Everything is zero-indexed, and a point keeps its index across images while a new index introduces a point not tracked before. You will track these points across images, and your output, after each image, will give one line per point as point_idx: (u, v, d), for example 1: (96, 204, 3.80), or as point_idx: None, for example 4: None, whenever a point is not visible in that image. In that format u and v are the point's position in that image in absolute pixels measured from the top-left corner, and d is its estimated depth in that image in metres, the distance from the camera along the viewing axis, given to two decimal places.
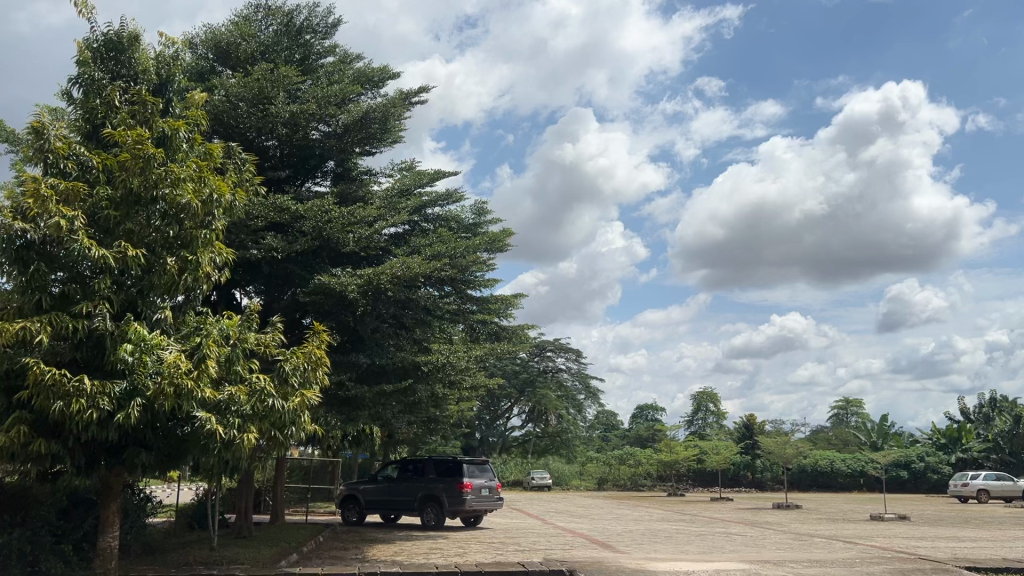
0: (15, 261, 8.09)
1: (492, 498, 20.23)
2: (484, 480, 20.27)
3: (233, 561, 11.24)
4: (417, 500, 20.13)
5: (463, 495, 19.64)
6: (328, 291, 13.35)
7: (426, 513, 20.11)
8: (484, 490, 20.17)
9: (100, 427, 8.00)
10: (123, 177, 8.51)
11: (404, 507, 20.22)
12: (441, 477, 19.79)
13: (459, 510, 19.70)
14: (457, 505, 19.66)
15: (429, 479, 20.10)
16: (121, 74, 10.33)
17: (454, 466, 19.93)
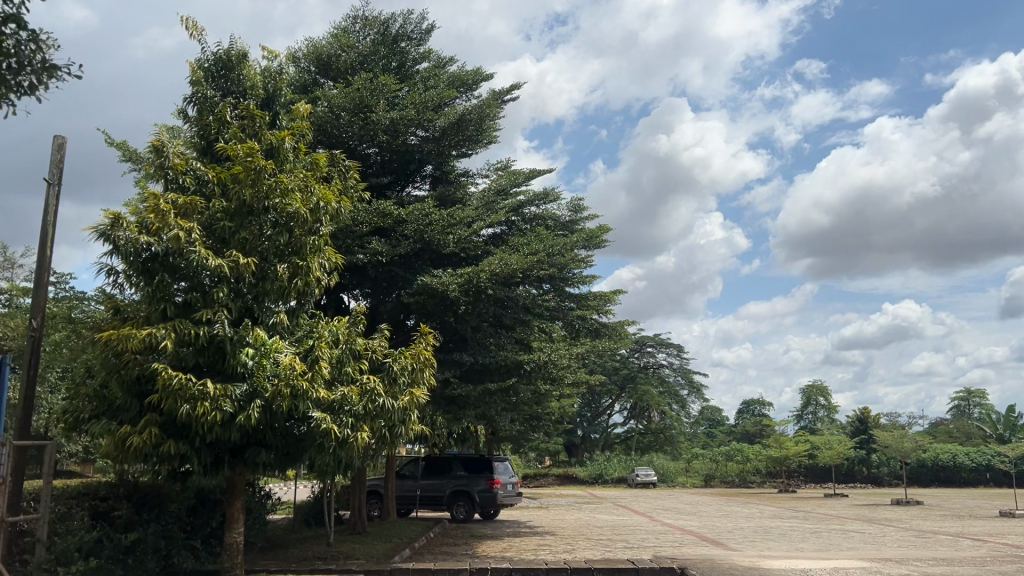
0: (142, 273, 8.63)
1: (515, 493, 20.84)
2: (509, 476, 20.84)
3: (349, 556, 11.63)
4: (446, 496, 20.52)
5: (494, 491, 20.15)
6: (431, 291, 13.48)
7: (455, 507, 20.56)
8: (509, 485, 20.75)
9: (224, 429, 8.28)
10: (236, 189, 8.96)
11: (432, 502, 20.59)
12: (474, 473, 20.24)
13: (489, 505, 20.23)
14: (487, 501, 20.19)
15: (459, 475, 20.50)
16: (231, 90, 10.79)
17: (482, 462, 20.42)
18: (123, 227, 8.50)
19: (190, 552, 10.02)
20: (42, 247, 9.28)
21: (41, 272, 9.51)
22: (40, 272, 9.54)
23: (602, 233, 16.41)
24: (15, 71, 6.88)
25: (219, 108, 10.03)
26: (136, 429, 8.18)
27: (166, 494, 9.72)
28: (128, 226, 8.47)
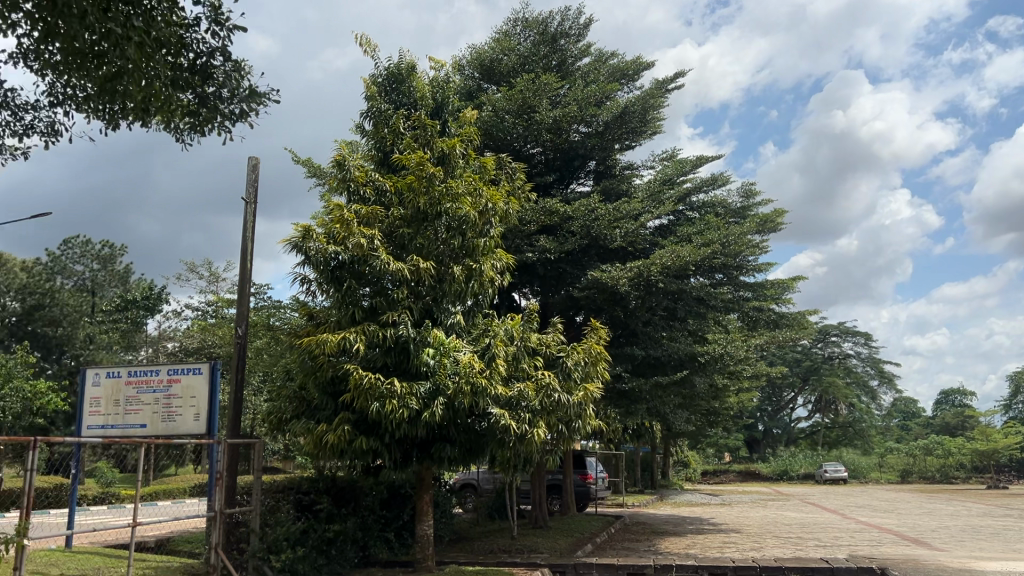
0: (332, 280, 9.21)
1: (607, 488, 20.66)
2: (599, 470, 20.68)
3: (533, 549, 11.82)
4: None
5: (587, 485, 20.01)
6: (601, 286, 13.44)
7: None
8: (601, 479, 20.60)
9: (411, 425, 8.65)
10: (412, 197, 9.35)
11: None
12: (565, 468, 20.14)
13: (583, 500, 20.08)
14: (582, 496, 20.04)
15: None
16: (402, 102, 11.30)
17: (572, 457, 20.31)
18: (312, 238, 9.09)
19: (385, 543, 10.52)
20: (244, 261, 10.09)
21: (244, 283, 10.32)
22: (242, 284, 10.35)
23: (777, 217, 15.77)
24: (224, 100, 6.60)
25: (392, 121, 10.50)
26: (332, 427, 8.71)
27: (360, 488, 10.27)
28: (316, 237, 9.03)
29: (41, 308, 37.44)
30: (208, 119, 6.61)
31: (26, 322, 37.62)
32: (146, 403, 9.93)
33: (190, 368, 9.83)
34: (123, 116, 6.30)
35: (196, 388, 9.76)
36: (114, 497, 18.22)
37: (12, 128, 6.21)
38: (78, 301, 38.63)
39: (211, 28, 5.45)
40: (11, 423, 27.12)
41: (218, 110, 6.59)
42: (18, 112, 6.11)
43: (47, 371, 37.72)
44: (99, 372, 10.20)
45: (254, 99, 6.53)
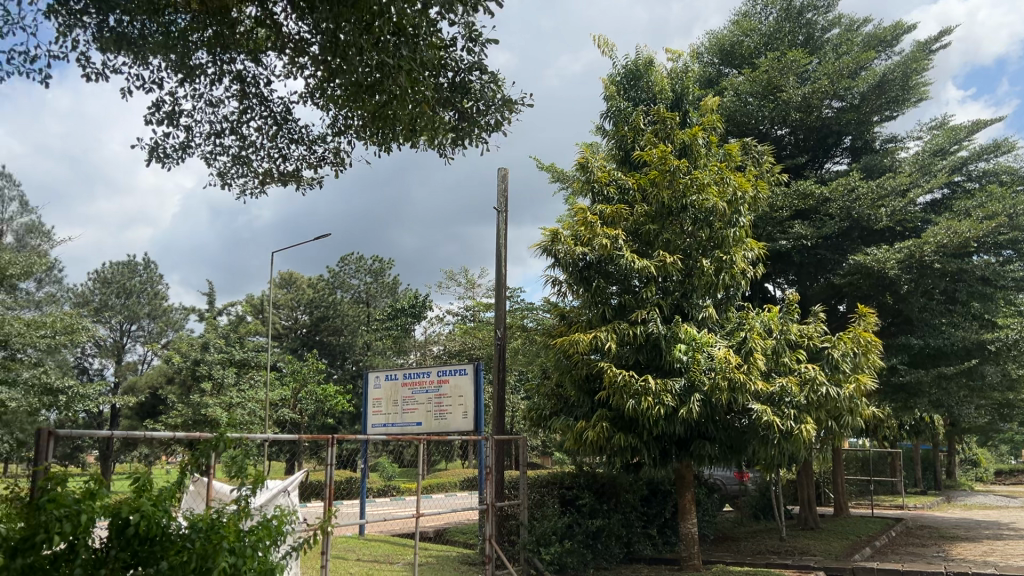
0: (582, 281, 9.39)
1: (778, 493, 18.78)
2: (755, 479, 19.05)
3: (805, 552, 11.24)
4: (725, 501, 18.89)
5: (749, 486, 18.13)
6: (866, 271, 12.54)
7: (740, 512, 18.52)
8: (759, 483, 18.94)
9: (669, 422, 8.58)
10: (656, 192, 9.25)
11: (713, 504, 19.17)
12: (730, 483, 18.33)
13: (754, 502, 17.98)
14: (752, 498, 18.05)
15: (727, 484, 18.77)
16: (642, 98, 11.30)
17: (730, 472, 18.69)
18: (560, 240, 9.32)
19: (649, 540, 10.53)
20: (499, 266, 10.57)
21: (500, 288, 10.81)
22: (498, 288, 10.84)
23: None
24: (481, 112, 6.28)
25: (632, 118, 10.48)
26: (591, 424, 8.86)
27: (620, 485, 10.37)
28: (564, 239, 9.25)
29: (325, 319, 41.81)
30: (468, 135, 6.35)
31: (313, 332, 42.19)
32: (420, 402, 10.72)
33: (456, 368, 10.42)
34: (397, 140, 6.32)
35: (463, 388, 10.33)
36: (397, 490, 19.89)
37: (308, 160, 6.96)
38: (355, 313, 42.71)
39: (466, 46, 5.76)
40: (308, 422, 30.61)
41: (477, 124, 6.30)
42: (312, 145, 6.83)
43: (333, 375, 42.12)
44: (380, 375, 11.20)
45: (513, 107, 6.21)
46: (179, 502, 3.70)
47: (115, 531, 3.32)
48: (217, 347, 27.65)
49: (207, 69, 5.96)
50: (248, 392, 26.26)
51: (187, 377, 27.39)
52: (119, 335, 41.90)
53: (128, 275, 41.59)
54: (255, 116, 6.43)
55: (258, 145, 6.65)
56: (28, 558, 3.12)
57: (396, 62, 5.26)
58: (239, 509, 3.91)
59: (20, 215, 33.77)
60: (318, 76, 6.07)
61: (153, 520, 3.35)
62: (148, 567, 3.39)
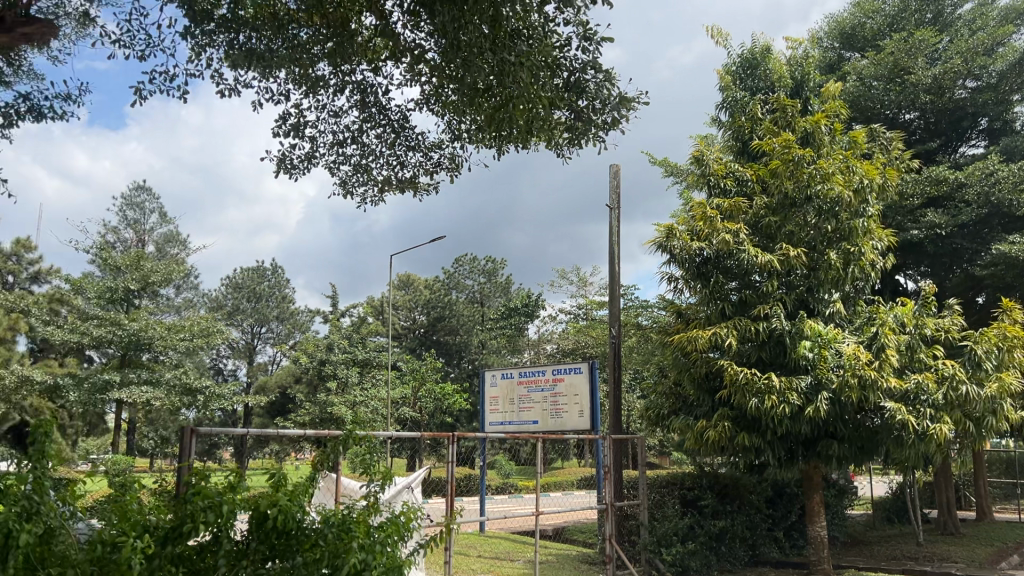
0: (699, 277, 9.21)
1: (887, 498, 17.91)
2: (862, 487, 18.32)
3: (946, 558, 10.62)
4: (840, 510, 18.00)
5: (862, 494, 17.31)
6: (1008, 260, 11.73)
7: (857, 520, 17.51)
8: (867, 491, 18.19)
9: (794, 421, 8.29)
10: (777, 183, 8.96)
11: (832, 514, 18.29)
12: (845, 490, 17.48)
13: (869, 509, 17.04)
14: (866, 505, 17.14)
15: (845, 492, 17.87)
16: (759, 87, 10.97)
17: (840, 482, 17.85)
18: (676, 236, 9.16)
19: (775, 543, 10.20)
20: (612, 264, 10.49)
21: (613, 287, 10.73)
22: (612, 286, 10.75)
23: None
24: (597, 111, 6.19)
25: (749, 109, 10.17)
26: (711, 423, 8.66)
27: (743, 486, 10.08)
28: (680, 235, 9.08)
29: (442, 319, 42.64)
30: (584, 135, 6.28)
31: (430, 332, 43.11)
32: (536, 401, 10.75)
33: (571, 367, 10.41)
34: (512, 142, 6.34)
35: (579, 386, 10.32)
36: (515, 487, 20.09)
37: (424, 166, 7.11)
38: (470, 312, 43.38)
39: (581, 45, 5.74)
40: (428, 420, 31.32)
41: (593, 123, 6.24)
42: (427, 152, 6.98)
43: (450, 374, 42.93)
44: (495, 373, 11.28)
45: (630, 105, 6.13)
46: (312, 497, 3.85)
47: (254, 524, 3.47)
48: (341, 347, 28.68)
49: (329, 81, 6.19)
50: (371, 391, 27.12)
51: (313, 376, 28.53)
52: (250, 337, 44.08)
53: (257, 279, 43.67)
54: (374, 124, 6.63)
55: (378, 153, 6.84)
56: (177, 547, 3.31)
57: (512, 63, 5.28)
58: (368, 506, 4.03)
59: (159, 226, 35.98)
60: (434, 82, 6.20)
61: (288, 515, 3.49)
62: (285, 560, 3.53)
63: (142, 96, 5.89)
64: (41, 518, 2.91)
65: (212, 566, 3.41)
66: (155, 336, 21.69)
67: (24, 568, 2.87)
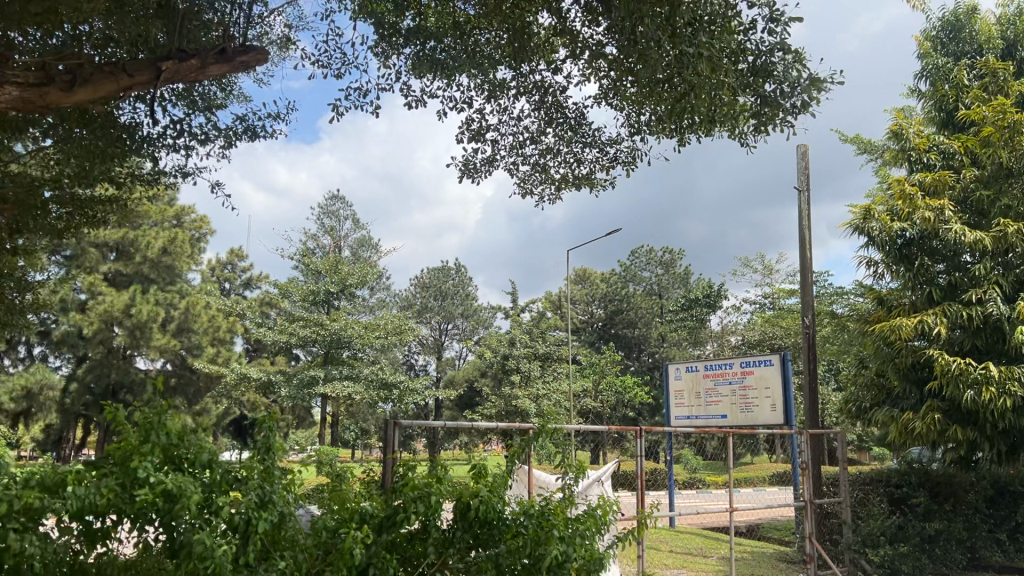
0: (901, 260, 8.63)
1: None
2: None
3: None
4: None
5: None
6: None
7: None
8: None
9: (1017, 414, 7.54)
10: (989, 154, 8.22)
11: None
12: None
13: None
14: None
15: None
16: (964, 52, 10.11)
17: None
18: (873, 217, 8.67)
19: (997, 546, 9.25)
20: (802, 250, 10.02)
21: (805, 274, 10.25)
22: (803, 274, 10.27)
23: None
24: (785, 95, 5.93)
25: (953, 75, 9.38)
26: (919, 416, 8.10)
27: (959, 484, 9.29)
28: (878, 216, 8.58)
29: (620, 312, 42.41)
30: (771, 120, 6.02)
31: (610, 325, 43.01)
32: (724, 394, 10.47)
33: (761, 359, 10.06)
34: (693, 131, 6.20)
35: (770, 379, 9.96)
36: (702, 481, 19.69)
37: (601, 162, 7.11)
38: (649, 305, 42.89)
39: (767, 27, 5.52)
40: (610, 413, 31.32)
41: (781, 107, 5.96)
42: (604, 147, 6.98)
43: (631, 367, 42.62)
44: (679, 366, 11.07)
45: (822, 86, 5.82)
46: (511, 488, 3.96)
47: (458, 513, 3.62)
48: (523, 341, 29.23)
49: (510, 84, 6.34)
50: (553, 384, 27.49)
51: (497, 371, 29.28)
52: (438, 334, 45.92)
53: (442, 279, 45.37)
54: (552, 123, 6.70)
55: (556, 152, 6.92)
56: (391, 534, 3.51)
57: (693, 53, 5.15)
58: (564, 498, 4.08)
59: (353, 231, 38.23)
60: (611, 76, 6.19)
61: (489, 506, 3.61)
62: (488, 548, 3.67)
63: (338, 113, 6.29)
64: (274, 506, 3.18)
65: (422, 553, 3.60)
66: (354, 335, 23.04)
67: (260, 551, 3.15)
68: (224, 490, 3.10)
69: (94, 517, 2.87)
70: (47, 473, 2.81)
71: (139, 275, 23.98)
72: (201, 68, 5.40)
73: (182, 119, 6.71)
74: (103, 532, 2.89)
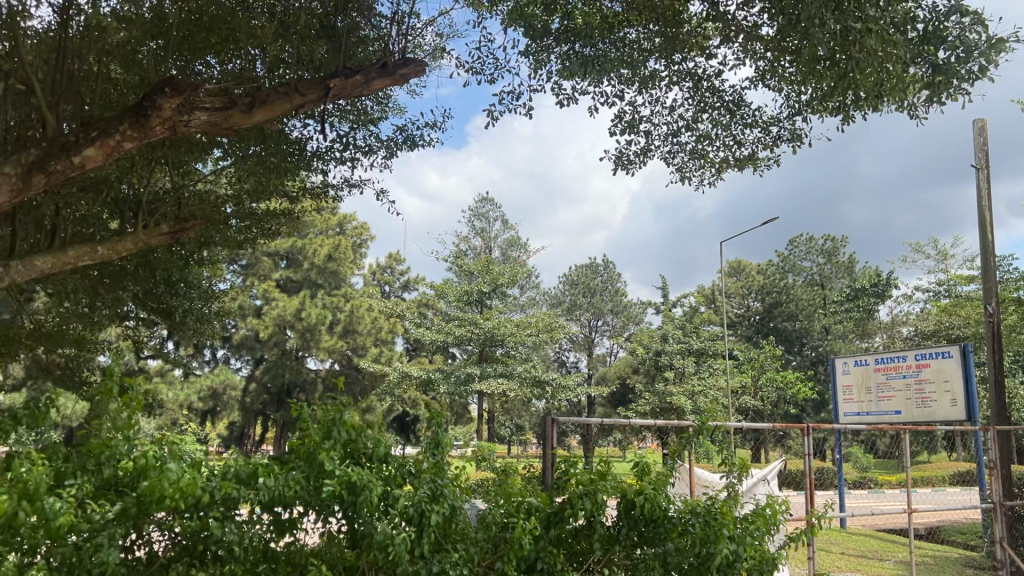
0: None
1: None
2: None
3: None
4: None
5: None
6: None
7: None
8: None
9: None
10: None
11: None
12: None
13: None
14: None
15: None
16: None
17: None
18: None
19: None
20: (983, 232, 9.29)
21: (986, 258, 9.50)
22: (985, 257, 9.53)
23: None
24: (960, 61, 5.49)
25: None
26: None
27: None
28: None
29: (779, 305, 40.87)
30: (946, 88, 5.61)
31: (768, 319, 41.51)
32: (897, 389, 9.87)
33: (939, 351, 9.44)
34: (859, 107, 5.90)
35: (949, 372, 9.33)
36: (875, 482, 18.66)
37: (764, 141, 6.89)
38: (810, 296, 41.01)
39: None
40: (772, 410, 30.21)
41: (958, 74, 5.54)
42: (766, 127, 6.75)
43: (792, 362, 40.87)
44: (847, 360, 10.54)
45: (1004, 47, 5.36)
46: (675, 487, 3.90)
47: (622, 510, 3.63)
48: (676, 337, 28.69)
49: (661, 75, 6.26)
50: (710, 380, 26.83)
51: (650, 367, 28.85)
52: (589, 330, 45.92)
53: (592, 275, 45.30)
54: (707, 108, 6.57)
55: (714, 136, 6.77)
56: (557, 530, 3.58)
57: (861, 27, 4.89)
58: (730, 496, 4.00)
59: (503, 232, 38.89)
60: (768, 57, 5.99)
61: (654, 503, 3.58)
62: (654, 546, 3.66)
63: (492, 116, 6.44)
64: (445, 499, 3.30)
65: (589, 549, 3.64)
66: (507, 333, 23.42)
67: (434, 543, 3.28)
68: (399, 484, 3.25)
69: (283, 508, 3.07)
70: (242, 465, 3.04)
71: (308, 280, 25.50)
72: (365, 84, 5.68)
73: (348, 132, 7.07)
74: (290, 523, 3.08)
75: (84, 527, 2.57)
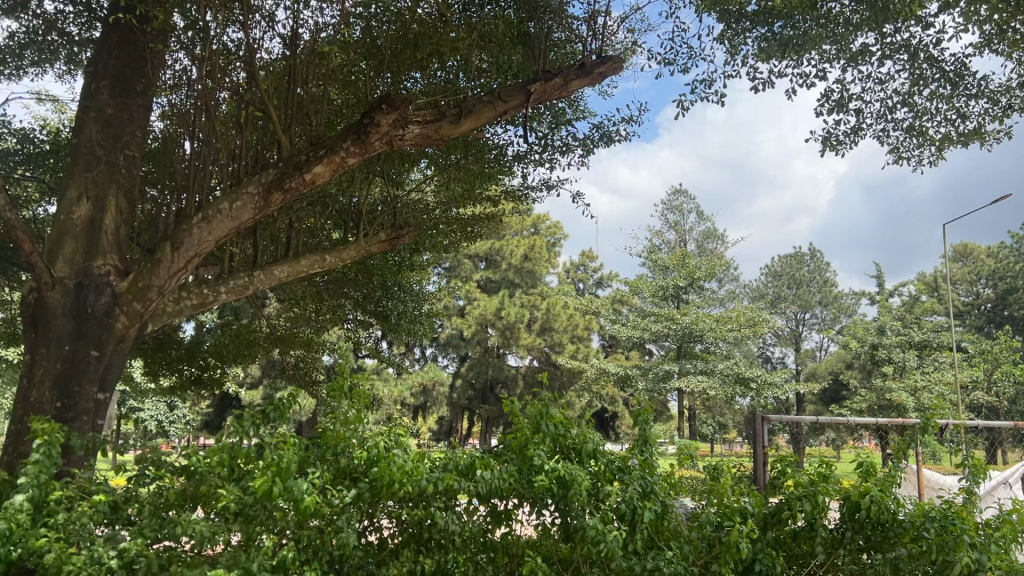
0: None
1: None
2: None
3: None
4: None
5: None
6: None
7: None
8: None
9: None
10: None
11: None
12: None
13: None
14: None
15: None
16: None
17: None
18: None
19: None
20: None
21: None
22: None
23: None
24: None
25: None
26: None
27: None
28: None
29: (1015, 291, 36.91)
30: None
31: (1002, 307, 37.55)
32: None
33: None
34: None
35: None
36: None
37: (992, 113, 6.28)
38: None
39: None
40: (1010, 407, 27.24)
41: None
42: (995, 97, 6.16)
43: None
44: None
45: None
46: (902, 488, 3.64)
47: (846, 513, 3.44)
48: (894, 329, 26.65)
49: (872, 49, 5.88)
50: (935, 374, 24.58)
51: (867, 362, 27.04)
52: (795, 323, 43.79)
53: (797, 266, 43.08)
54: (926, 81, 6.09)
55: (933, 111, 6.26)
56: (775, 531, 3.46)
57: None
58: (967, 501, 3.68)
59: (699, 224, 37.99)
60: (996, 19, 5.47)
61: (882, 506, 3.36)
62: (884, 551, 3.45)
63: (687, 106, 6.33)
64: (656, 497, 3.28)
65: (809, 552, 3.50)
66: (706, 328, 22.81)
67: (647, 539, 3.29)
68: (609, 480, 3.27)
69: (498, 499, 3.20)
70: (461, 458, 3.19)
71: (507, 280, 26.27)
72: (564, 85, 5.79)
73: (545, 136, 7.23)
74: (506, 514, 3.21)
75: (327, 512, 2.81)
